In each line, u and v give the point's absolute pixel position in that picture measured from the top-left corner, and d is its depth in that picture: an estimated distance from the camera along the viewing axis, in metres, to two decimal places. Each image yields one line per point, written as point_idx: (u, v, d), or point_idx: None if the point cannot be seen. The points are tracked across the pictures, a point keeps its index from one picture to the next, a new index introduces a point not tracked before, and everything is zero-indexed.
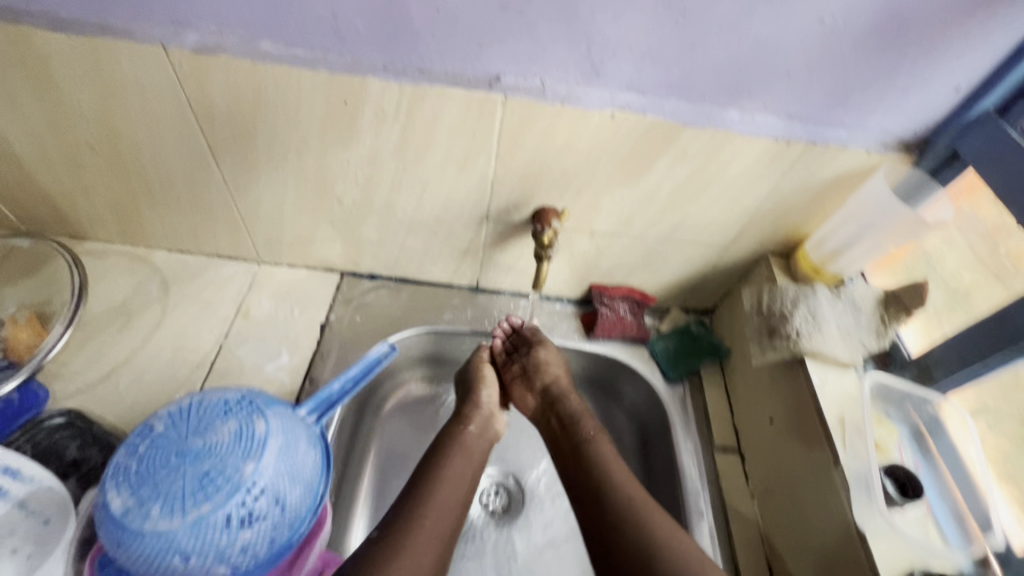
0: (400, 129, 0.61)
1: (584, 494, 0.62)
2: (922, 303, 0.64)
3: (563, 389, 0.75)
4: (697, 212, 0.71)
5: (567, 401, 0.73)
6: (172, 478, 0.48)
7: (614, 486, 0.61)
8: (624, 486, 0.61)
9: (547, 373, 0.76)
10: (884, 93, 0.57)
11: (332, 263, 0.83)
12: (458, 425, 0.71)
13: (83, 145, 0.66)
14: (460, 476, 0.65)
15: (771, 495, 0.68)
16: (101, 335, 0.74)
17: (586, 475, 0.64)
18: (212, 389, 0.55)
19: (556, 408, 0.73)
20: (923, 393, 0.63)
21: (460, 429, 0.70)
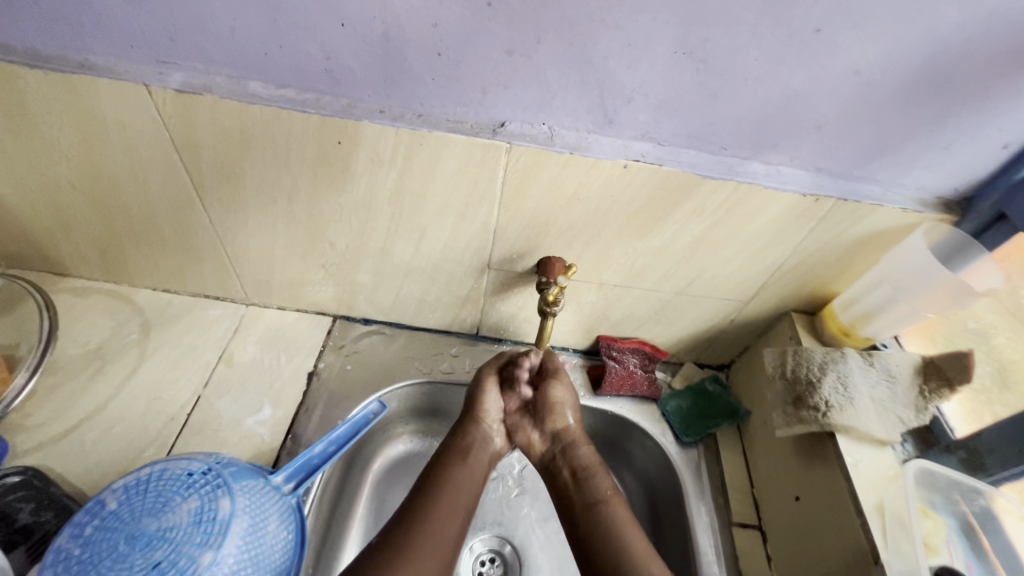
0: (397, 174, 0.57)
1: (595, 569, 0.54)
2: (969, 378, 0.57)
3: (576, 438, 0.66)
4: (715, 266, 0.65)
5: (577, 449, 0.65)
6: (118, 569, 0.42)
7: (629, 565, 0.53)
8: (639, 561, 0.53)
9: (561, 418, 0.67)
10: (923, 149, 0.52)
11: (324, 307, 0.79)
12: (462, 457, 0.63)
13: (63, 183, 0.62)
14: (451, 525, 0.56)
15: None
16: (72, 382, 0.69)
17: (598, 546, 0.55)
18: (177, 458, 0.50)
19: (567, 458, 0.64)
20: (972, 484, 0.55)
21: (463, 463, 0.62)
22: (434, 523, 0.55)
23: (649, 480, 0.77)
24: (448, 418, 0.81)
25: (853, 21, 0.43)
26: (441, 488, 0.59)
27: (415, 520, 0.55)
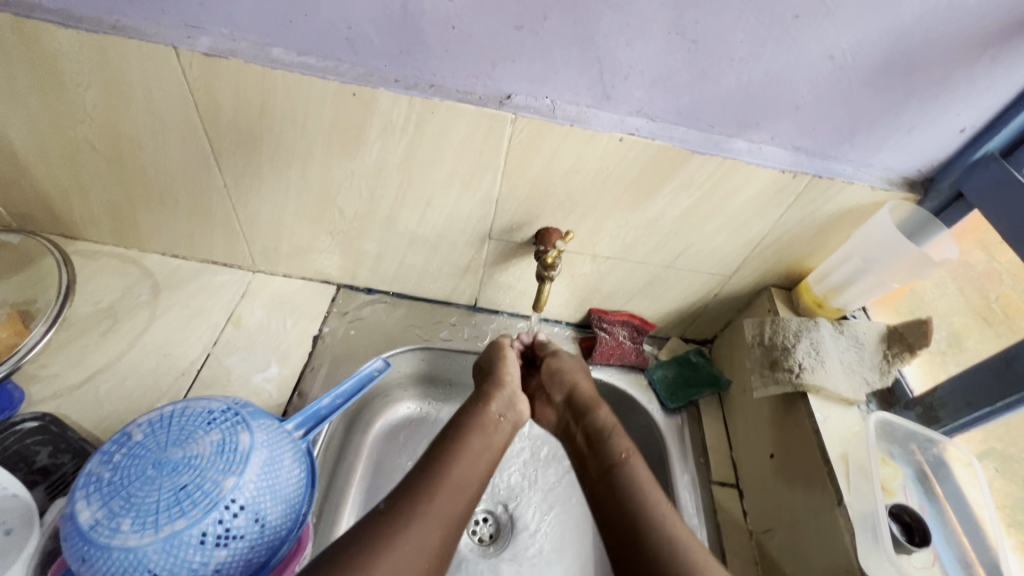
0: (408, 142, 0.61)
1: (621, 531, 0.53)
2: (927, 342, 0.62)
3: (589, 399, 0.67)
4: (701, 240, 0.70)
5: (597, 411, 0.66)
6: (146, 491, 0.45)
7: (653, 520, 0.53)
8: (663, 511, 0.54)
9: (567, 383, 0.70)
10: (890, 131, 0.58)
11: (329, 275, 0.82)
12: (470, 433, 0.60)
13: (83, 145, 0.65)
14: (456, 507, 0.54)
15: (779, 547, 0.63)
16: (84, 338, 0.72)
17: (619, 504, 0.55)
18: (197, 398, 0.53)
19: (583, 421, 0.65)
20: (927, 434, 0.61)
21: (466, 440, 0.60)
22: (433, 508, 0.52)
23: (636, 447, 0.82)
24: (448, 388, 0.85)
25: (828, 9, 0.48)
26: (449, 463, 0.56)
27: (421, 499, 0.52)
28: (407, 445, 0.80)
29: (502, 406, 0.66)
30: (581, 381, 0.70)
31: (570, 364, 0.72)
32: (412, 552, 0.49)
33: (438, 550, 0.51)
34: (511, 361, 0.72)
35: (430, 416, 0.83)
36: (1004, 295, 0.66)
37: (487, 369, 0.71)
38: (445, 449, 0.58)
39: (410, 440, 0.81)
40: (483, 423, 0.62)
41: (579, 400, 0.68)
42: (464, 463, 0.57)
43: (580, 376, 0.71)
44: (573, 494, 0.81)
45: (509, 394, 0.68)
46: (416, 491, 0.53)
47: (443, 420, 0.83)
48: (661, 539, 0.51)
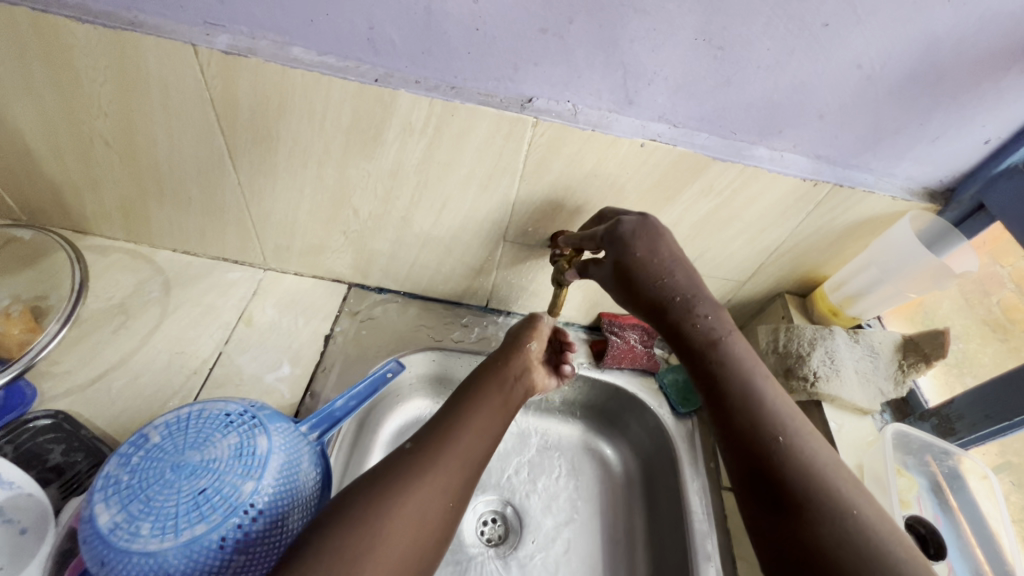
0: (427, 144, 0.60)
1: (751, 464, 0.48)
2: (945, 355, 0.62)
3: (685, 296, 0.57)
4: (717, 246, 0.70)
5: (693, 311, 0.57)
6: (165, 495, 0.45)
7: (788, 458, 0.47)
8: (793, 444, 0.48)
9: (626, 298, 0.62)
10: (914, 142, 0.57)
11: (341, 274, 0.82)
12: (492, 389, 0.60)
13: (96, 140, 0.64)
14: (477, 451, 0.54)
15: None
16: (96, 334, 0.72)
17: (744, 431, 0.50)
18: (214, 400, 0.53)
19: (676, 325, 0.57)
20: (943, 446, 0.60)
21: (487, 393, 0.60)
22: (458, 445, 0.53)
23: (645, 451, 0.82)
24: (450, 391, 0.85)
25: (858, 18, 0.47)
26: (470, 410, 0.57)
27: (447, 439, 0.53)
28: (391, 436, 0.80)
29: (520, 368, 0.65)
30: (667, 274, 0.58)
31: (662, 249, 0.58)
32: (441, 487, 0.50)
33: (461, 489, 0.51)
34: (541, 333, 0.70)
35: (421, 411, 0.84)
36: (1005, 299, 0.71)
37: (513, 336, 0.69)
38: (470, 397, 0.59)
39: (393, 430, 0.81)
40: (502, 378, 0.62)
41: (676, 298, 0.58)
42: (483, 415, 0.57)
43: (685, 272, 0.59)
44: (579, 497, 0.81)
45: (529, 362, 0.66)
46: (440, 431, 0.54)
47: (426, 419, 0.84)
48: (803, 472, 0.46)
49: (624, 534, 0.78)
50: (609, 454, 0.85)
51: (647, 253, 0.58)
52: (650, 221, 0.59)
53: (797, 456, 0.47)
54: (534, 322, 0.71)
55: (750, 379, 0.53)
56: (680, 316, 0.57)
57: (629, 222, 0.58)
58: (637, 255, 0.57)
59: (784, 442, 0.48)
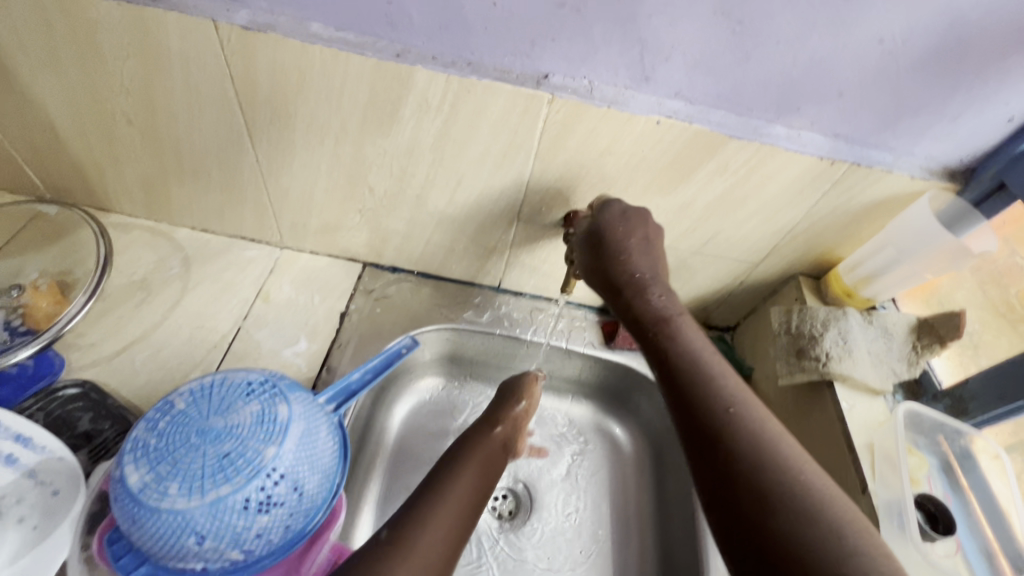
0: (442, 121, 0.61)
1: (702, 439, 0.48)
2: (959, 335, 0.62)
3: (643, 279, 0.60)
4: (731, 227, 0.70)
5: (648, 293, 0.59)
6: (192, 457, 0.46)
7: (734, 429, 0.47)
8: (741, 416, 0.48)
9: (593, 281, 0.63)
10: (934, 120, 0.57)
11: (356, 253, 0.83)
12: (471, 461, 0.61)
13: (119, 118, 0.66)
14: (454, 533, 0.52)
15: None
16: (120, 309, 0.74)
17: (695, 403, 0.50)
18: (235, 370, 0.54)
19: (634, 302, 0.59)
20: (954, 426, 0.60)
21: (465, 467, 0.59)
22: (431, 530, 0.51)
23: (656, 431, 0.83)
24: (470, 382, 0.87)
25: None
26: (449, 484, 0.56)
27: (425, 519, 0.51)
28: (412, 453, 0.80)
29: (505, 434, 0.67)
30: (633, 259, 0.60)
31: (633, 237, 0.61)
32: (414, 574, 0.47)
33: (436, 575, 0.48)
34: (534, 388, 0.74)
35: (481, 395, 0.87)
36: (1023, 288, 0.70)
37: (503, 393, 0.73)
38: (451, 469, 0.59)
39: (437, 419, 0.84)
40: (484, 445, 0.63)
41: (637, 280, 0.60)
42: (465, 487, 0.57)
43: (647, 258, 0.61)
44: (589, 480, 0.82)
45: (518, 420, 0.70)
46: (417, 510, 0.52)
47: (439, 455, 0.80)
48: (749, 441, 0.46)
49: (633, 512, 0.80)
50: (618, 433, 0.86)
51: (623, 233, 0.60)
52: (625, 209, 0.62)
53: (748, 431, 0.47)
54: (526, 376, 0.74)
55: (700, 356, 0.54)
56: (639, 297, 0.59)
57: (613, 206, 0.62)
58: (610, 237, 0.60)
59: (737, 421, 0.48)
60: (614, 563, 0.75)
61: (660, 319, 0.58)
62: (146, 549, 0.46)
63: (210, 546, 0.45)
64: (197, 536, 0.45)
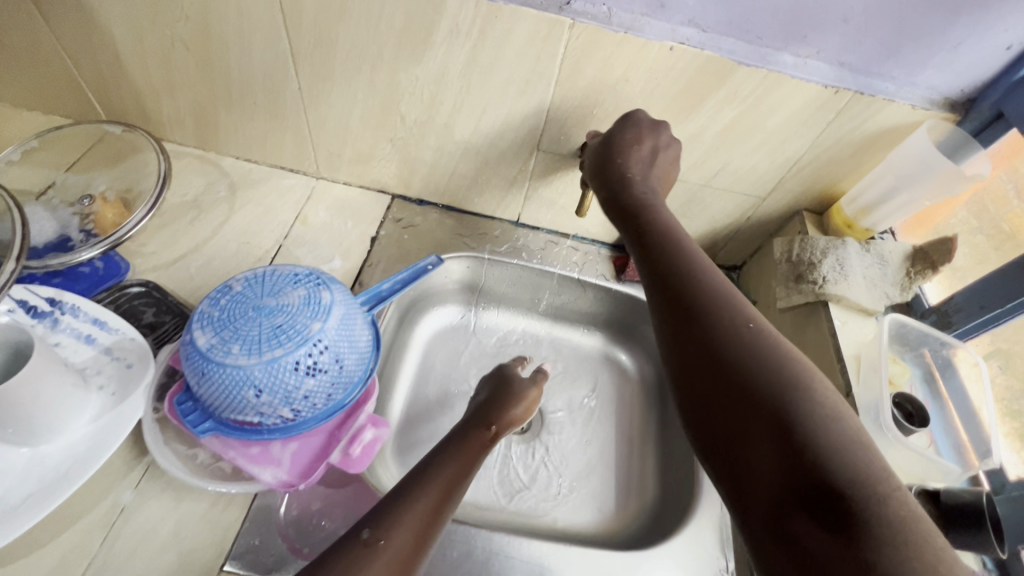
0: (471, 46, 0.66)
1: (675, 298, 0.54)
2: (950, 259, 0.66)
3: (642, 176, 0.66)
4: (739, 158, 0.74)
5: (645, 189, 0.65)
6: (250, 325, 0.53)
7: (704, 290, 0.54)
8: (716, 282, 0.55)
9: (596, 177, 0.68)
10: (935, 48, 0.60)
11: (386, 184, 0.89)
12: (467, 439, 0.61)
13: (177, 44, 0.72)
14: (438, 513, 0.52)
15: None
16: (176, 224, 0.81)
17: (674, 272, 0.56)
18: (283, 264, 0.61)
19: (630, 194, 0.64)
20: (938, 336, 0.66)
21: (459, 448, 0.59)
22: (413, 514, 0.50)
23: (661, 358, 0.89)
24: (487, 314, 0.94)
25: None
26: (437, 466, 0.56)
27: (408, 497, 0.51)
28: (433, 386, 0.85)
29: (500, 426, 0.66)
30: (641, 158, 0.65)
31: (645, 143, 0.65)
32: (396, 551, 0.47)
33: (415, 555, 0.48)
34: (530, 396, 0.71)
35: (519, 331, 0.93)
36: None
37: (509, 386, 0.71)
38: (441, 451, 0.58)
39: (477, 355, 0.90)
40: (475, 441, 0.61)
41: (636, 179, 0.65)
42: (454, 468, 0.56)
43: (651, 164, 0.66)
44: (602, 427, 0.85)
45: (512, 420, 0.68)
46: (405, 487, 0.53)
47: (443, 427, 0.81)
48: (714, 298, 0.53)
49: (638, 433, 0.85)
50: (625, 360, 0.92)
51: (633, 139, 0.65)
52: (645, 120, 0.67)
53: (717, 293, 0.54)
54: (528, 382, 0.73)
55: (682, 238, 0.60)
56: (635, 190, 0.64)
57: (637, 116, 0.67)
58: (625, 138, 0.65)
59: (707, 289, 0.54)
60: (618, 473, 0.81)
61: (650, 208, 0.63)
62: (212, 402, 0.54)
63: (266, 399, 0.53)
64: (256, 389, 0.52)
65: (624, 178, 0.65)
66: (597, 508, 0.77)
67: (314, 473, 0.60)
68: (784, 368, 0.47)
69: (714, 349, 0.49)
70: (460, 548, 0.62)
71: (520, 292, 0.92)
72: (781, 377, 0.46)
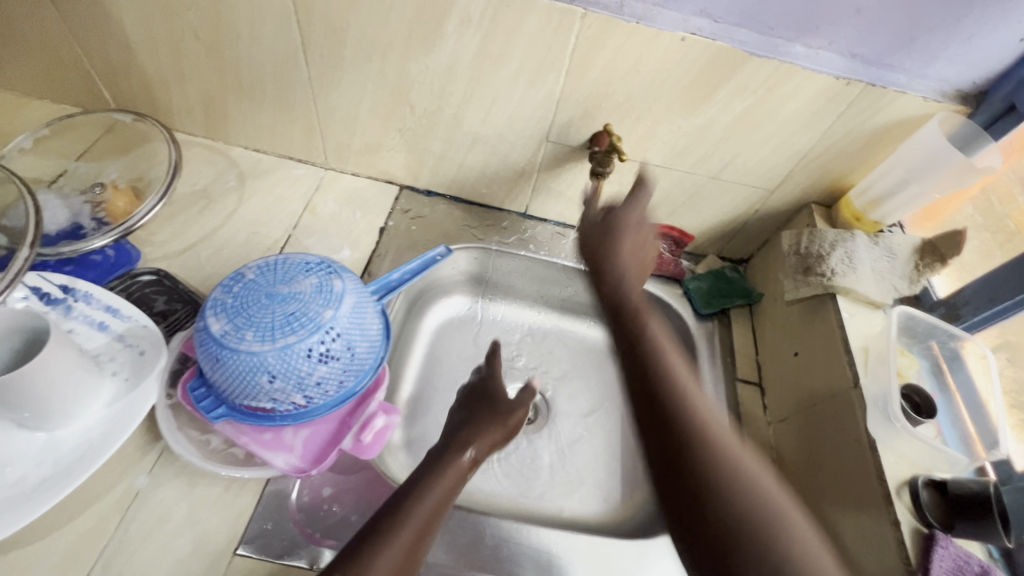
0: (482, 36, 0.66)
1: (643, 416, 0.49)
2: (958, 253, 0.68)
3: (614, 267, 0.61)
4: (748, 150, 0.74)
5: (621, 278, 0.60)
6: (263, 312, 0.54)
7: (671, 403, 0.48)
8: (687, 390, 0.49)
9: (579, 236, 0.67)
10: (948, 40, 0.60)
11: (394, 175, 0.89)
12: (453, 453, 0.60)
13: (187, 33, 0.72)
14: (425, 533, 0.51)
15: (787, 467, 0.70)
16: (185, 213, 0.82)
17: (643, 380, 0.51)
18: (294, 253, 0.61)
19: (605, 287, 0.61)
20: (947, 329, 0.66)
21: (450, 461, 0.59)
22: (404, 532, 0.49)
23: None
24: (494, 306, 0.94)
25: None
26: (423, 483, 0.55)
27: (398, 514, 0.50)
28: (440, 377, 0.86)
29: (483, 445, 0.63)
30: (616, 244, 0.63)
31: (620, 237, 0.63)
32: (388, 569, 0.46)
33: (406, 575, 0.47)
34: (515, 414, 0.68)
35: (525, 323, 0.94)
36: None
37: (497, 398, 0.69)
38: (425, 469, 0.57)
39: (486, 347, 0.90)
40: (453, 470, 0.58)
41: (610, 271, 0.61)
42: (441, 486, 0.56)
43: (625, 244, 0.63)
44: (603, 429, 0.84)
45: (494, 441, 0.65)
46: (393, 504, 0.52)
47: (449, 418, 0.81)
48: (682, 413, 0.47)
49: None
50: None
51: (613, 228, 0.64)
52: (637, 202, 0.66)
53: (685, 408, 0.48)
54: (513, 403, 0.69)
55: (655, 336, 0.54)
56: (610, 283, 0.60)
57: (636, 196, 0.66)
58: (603, 237, 0.64)
59: (677, 403, 0.48)
60: (623, 464, 0.81)
61: (625, 301, 0.58)
62: (225, 388, 0.54)
63: (280, 385, 0.54)
64: (269, 375, 0.53)
65: (597, 267, 0.62)
66: (602, 498, 0.78)
67: (326, 459, 0.61)
68: (755, 510, 0.41)
69: (684, 483, 0.44)
70: (469, 536, 0.63)
71: (528, 284, 0.92)
72: (756, 528, 0.41)
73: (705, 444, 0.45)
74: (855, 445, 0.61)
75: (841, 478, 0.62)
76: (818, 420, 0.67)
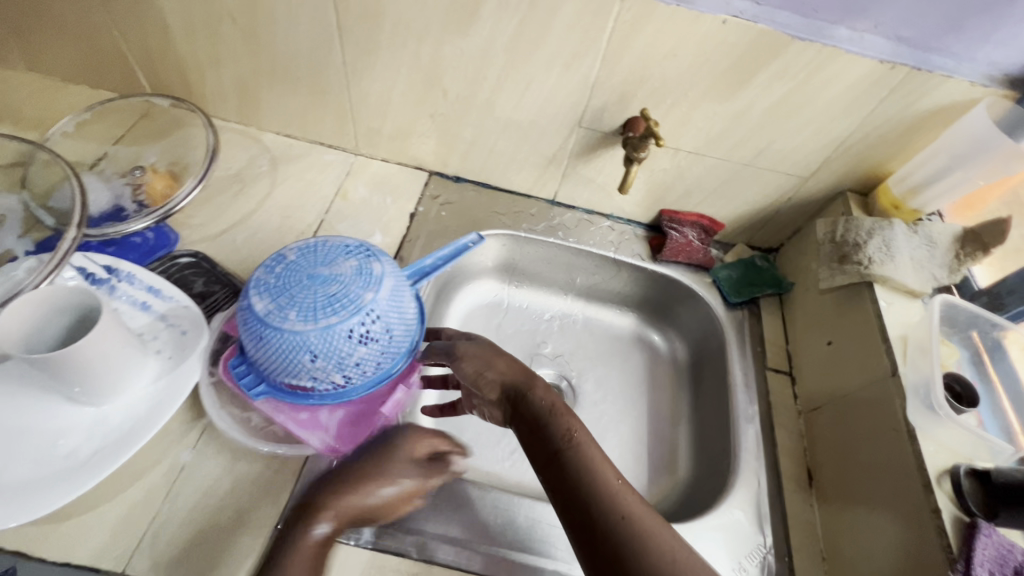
0: (518, 20, 0.66)
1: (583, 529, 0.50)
2: (1002, 242, 0.67)
3: (510, 379, 0.62)
4: (785, 137, 0.73)
5: (532, 387, 0.61)
6: (305, 292, 0.55)
7: (603, 518, 0.50)
8: (615, 491, 0.52)
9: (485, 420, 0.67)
10: (999, 22, 0.58)
11: (423, 161, 0.90)
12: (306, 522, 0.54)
13: (224, 17, 0.73)
14: None
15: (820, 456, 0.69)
16: (221, 197, 0.83)
17: (579, 500, 0.52)
18: (334, 236, 0.62)
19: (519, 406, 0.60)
20: (990, 318, 0.65)
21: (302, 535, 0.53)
22: None
23: (695, 338, 0.88)
24: (519, 293, 0.94)
25: None
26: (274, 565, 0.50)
27: None
28: None
29: (346, 505, 0.56)
30: (491, 378, 0.62)
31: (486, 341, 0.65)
32: None
33: None
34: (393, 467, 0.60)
35: (551, 309, 0.94)
36: None
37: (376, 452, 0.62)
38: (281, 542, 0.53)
39: (513, 332, 0.91)
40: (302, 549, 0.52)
41: (522, 383, 0.62)
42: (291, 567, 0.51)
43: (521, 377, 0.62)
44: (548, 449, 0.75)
45: (359, 505, 0.57)
46: None
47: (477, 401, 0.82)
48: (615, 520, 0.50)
49: (669, 414, 0.86)
50: (658, 341, 0.92)
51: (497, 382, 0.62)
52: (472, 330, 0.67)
53: (613, 514, 0.50)
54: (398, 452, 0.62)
55: (580, 449, 0.55)
56: (533, 396, 0.60)
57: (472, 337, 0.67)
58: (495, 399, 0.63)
59: (611, 524, 0.50)
60: (648, 450, 0.82)
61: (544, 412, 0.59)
62: (268, 366, 0.55)
63: (321, 364, 0.54)
64: (311, 354, 0.54)
65: (501, 386, 0.62)
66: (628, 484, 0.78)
67: (358, 440, 0.63)
68: None
69: None
70: (504, 516, 0.64)
71: (556, 272, 0.92)
72: None
73: (631, 530, 0.49)
74: (894, 434, 0.60)
75: (876, 470, 0.62)
76: (853, 410, 0.67)
